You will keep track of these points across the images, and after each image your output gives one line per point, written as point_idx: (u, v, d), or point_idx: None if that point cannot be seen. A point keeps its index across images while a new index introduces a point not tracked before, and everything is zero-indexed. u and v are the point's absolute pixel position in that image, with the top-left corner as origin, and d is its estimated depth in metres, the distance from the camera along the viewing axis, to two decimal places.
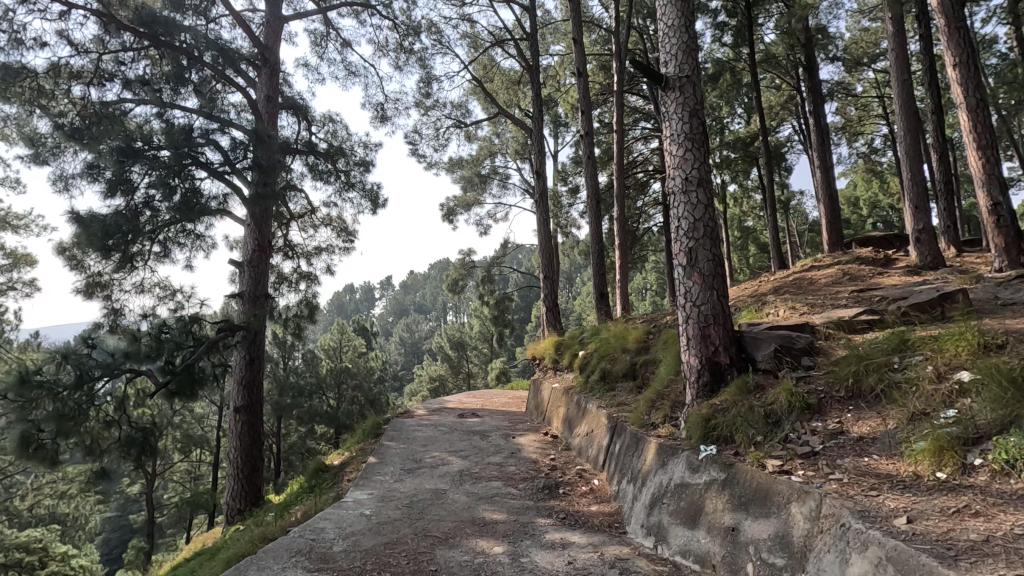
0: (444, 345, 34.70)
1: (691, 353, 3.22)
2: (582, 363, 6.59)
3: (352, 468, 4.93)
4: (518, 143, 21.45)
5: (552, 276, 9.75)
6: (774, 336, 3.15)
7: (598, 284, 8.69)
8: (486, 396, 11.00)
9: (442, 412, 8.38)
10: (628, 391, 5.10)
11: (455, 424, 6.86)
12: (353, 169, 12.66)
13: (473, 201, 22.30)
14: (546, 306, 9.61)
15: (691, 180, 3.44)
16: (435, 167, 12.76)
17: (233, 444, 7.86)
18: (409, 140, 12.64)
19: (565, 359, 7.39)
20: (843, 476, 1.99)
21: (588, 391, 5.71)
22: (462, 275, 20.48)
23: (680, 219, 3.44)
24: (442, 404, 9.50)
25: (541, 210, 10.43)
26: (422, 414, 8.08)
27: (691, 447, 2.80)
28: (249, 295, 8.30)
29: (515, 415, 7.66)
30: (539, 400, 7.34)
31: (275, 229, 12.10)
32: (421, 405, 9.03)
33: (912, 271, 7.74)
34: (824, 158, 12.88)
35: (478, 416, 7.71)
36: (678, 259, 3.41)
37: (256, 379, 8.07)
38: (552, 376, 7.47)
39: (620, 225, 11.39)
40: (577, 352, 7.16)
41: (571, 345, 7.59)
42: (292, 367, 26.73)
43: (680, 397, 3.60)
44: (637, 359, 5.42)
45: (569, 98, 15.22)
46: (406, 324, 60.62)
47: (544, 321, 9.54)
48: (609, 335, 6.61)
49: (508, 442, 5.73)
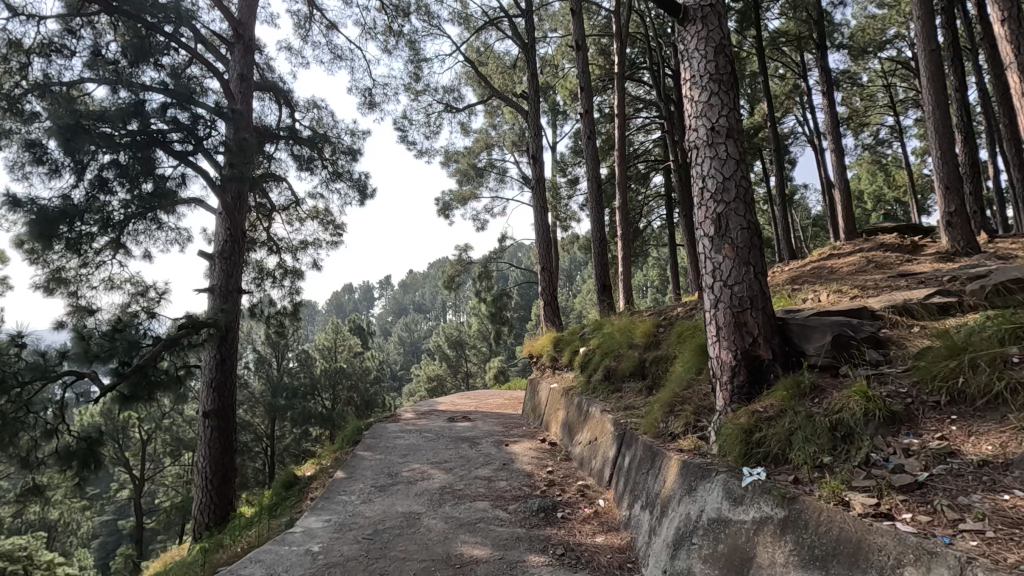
0: (442, 343, 34.09)
1: (722, 346, 2.54)
2: (584, 361, 5.91)
3: (317, 485, 4.26)
4: (515, 134, 20.77)
5: (551, 269, 9.06)
6: (827, 324, 2.48)
7: (600, 275, 8.02)
8: (482, 396, 10.31)
9: (431, 415, 7.71)
10: (637, 393, 4.43)
11: (443, 429, 6.17)
12: (338, 157, 12.12)
13: (470, 196, 21.66)
14: (544, 300, 8.92)
15: (718, 130, 2.75)
16: (426, 156, 12.08)
17: (202, 453, 7.17)
18: (399, 126, 11.95)
19: (564, 356, 6.70)
20: (985, 528, 1.31)
21: (591, 393, 5.03)
22: (459, 272, 19.80)
23: (705, 179, 2.76)
24: (433, 407, 8.83)
25: (537, 199, 9.69)
26: (409, 418, 7.41)
27: (729, 469, 2.13)
28: (220, 289, 7.64)
29: (510, 418, 6.98)
30: (536, 402, 6.68)
31: (257, 221, 11.44)
32: (409, 408, 8.35)
33: (944, 257, 7.06)
34: (837, 142, 12.16)
35: (470, 419, 7.04)
36: (703, 229, 2.74)
37: (228, 382, 7.42)
38: (550, 376, 6.78)
39: (622, 214, 10.68)
40: (578, 349, 6.47)
41: (572, 341, 6.91)
42: (286, 368, 26.10)
43: (705, 401, 2.93)
44: (646, 355, 4.75)
45: (567, 85, 14.56)
46: (405, 323, 60.01)
47: (542, 316, 8.85)
48: (613, 330, 5.92)
49: (500, 450, 5.07)
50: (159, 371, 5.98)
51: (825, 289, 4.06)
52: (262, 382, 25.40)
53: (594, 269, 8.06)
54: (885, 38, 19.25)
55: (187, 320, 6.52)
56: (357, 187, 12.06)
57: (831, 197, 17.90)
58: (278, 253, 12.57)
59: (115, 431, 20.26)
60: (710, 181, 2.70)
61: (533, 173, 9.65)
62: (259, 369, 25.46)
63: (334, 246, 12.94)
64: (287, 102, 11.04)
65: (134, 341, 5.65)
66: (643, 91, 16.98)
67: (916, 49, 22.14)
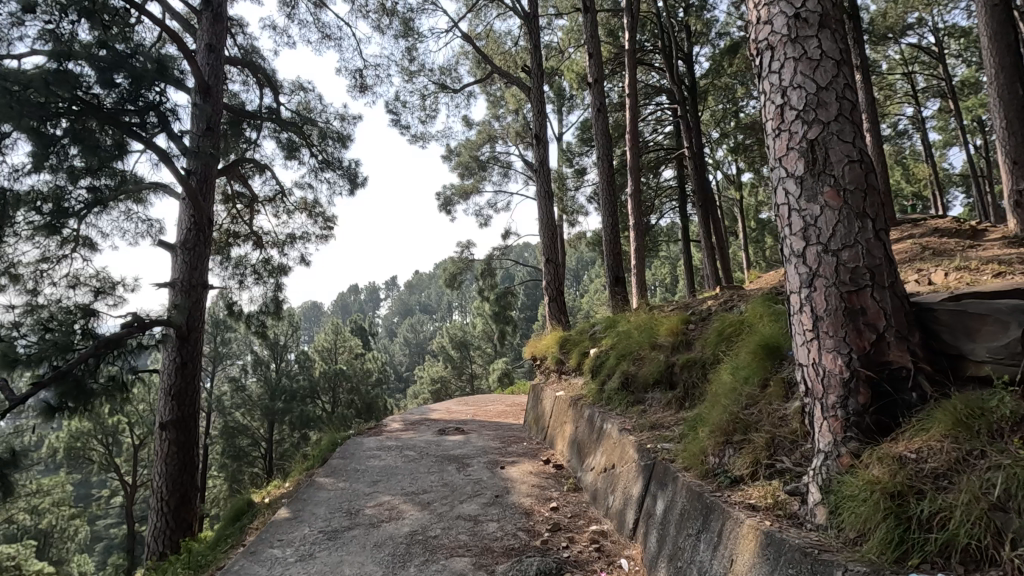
0: (445, 344, 33.25)
1: (824, 349, 1.60)
2: (596, 366, 4.97)
3: (259, 524, 3.36)
4: (518, 126, 19.81)
5: (557, 261, 8.06)
6: (1000, 312, 1.54)
7: (612, 266, 7.08)
8: (479, 402, 9.39)
9: (420, 426, 6.77)
10: (666, 405, 3.51)
11: (431, 445, 5.25)
12: (329, 145, 11.34)
13: (472, 190, 20.75)
14: (548, 296, 7.94)
15: (806, 17, 1.77)
16: (422, 141, 11.10)
17: (157, 470, 6.26)
18: (391, 109, 11.03)
19: (572, 360, 5.74)
20: None
21: (607, 402, 4.11)
22: (460, 269, 18.88)
23: (788, 90, 1.79)
24: (425, 415, 7.89)
25: (540, 183, 8.49)
26: (395, 430, 6.51)
27: (870, 568, 1.19)
28: (181, 284, 6.75)
29: (509, 431, 6.03)
30: (538, 412, 5.78)
31: (237, 213, 10.58)
32: (397, 417, 7.44)
33: (1015, 241, 6.04)
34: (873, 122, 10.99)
35: (463, 431, 6.13)
36: (786, 167, 1.78)
37: (189, 389, 6.54)
38: (557, 381, 5.84)
39: (634, 201, 9.72)
40: (589, 350, 5.51)
41: (580, 341, 5.99)
42: (285, 369, 25.34)
43: (781, 427, 1.99)
44: (674, 358, 3.82)
45: (574, 67, 13.59)
46: (410, 324, 59.18)
47: (546, 314, 7.90)
48: (632, 327, 4.97)
49: (494, 475, 4.14)
50: (95, 378, 5.16)
51: (917, 273, 3.09)
52: (259, 385, 24.63)
53: (607, 261, 7.08)
54: (907, 22, 18.17)
55: (133, 317, 5.64)
56: (347, 176, 11.25)
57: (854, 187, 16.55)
58: (264, 248, 11.72)
59: (107, 437, 19.56)
60: (796, 92, 1.75)
61: (536, 156, 8.52)
62: (256, 371, 24.68)
63: (325, 240, 12.12)
64: (270, 85, 10.23)
65: (66, 342, 4.90)
66: (654, 79, 16.00)
67: (943, 33, 20.92)
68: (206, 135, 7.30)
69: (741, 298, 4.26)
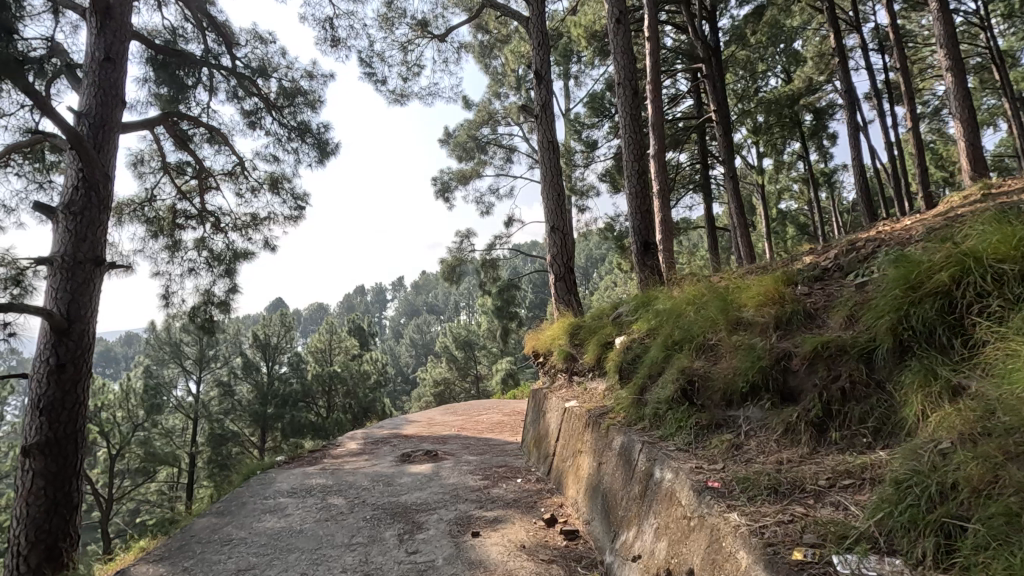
0: (449, 344, 31.54)
1: None
2: (631, 366, 3.21)
3: None
4: (522, 103, 18.02)
5: (564, 230, 6.26)
6: None
7: (639, 230, 5.17)
8: (472, 410, 7.58)
9: (380, 448, 4.98)
10: (792, 432, 1.78)
11: (376, 483, 3.48)
12: (299, 109, 9.75)
13: (471, 174, 19.04)
14: (554, 274, 6.15)
15: None
16: (403, 100, 9.30)
17: (14, 512, 4.54)
18: (366, 64, 9.27)
19: (586, 355, 3.94)
20: None
21: (657, 421, 2.37)
22: (459, 260, 17.21)
23: None
24: (396, 430, 6.11)
25: (542, 131, 6.60)
26: (348, 453, 4.74)
27: None
28: (61, 261, 5.02)
29: (500, 458, 4.26)
30: (541, 432, 4.00)
31: (182, 188, 8.89)
32: (358, 434, 5.69)
33: None
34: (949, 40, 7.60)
35: (437, 459, 4.34)
36: None
37: (68, 402, 4.82)
38: (568, 385, 4.06)
39: (657, 164, 7.88)
40: (613, 341, 3.72)
41: (600, 328, 4.18)
42: (276, 373, 23.80)
43: None
44: (788, 341, 2.05)
45: (583, 20, 11.74)
46: (417, 325, 57.38)
47: (551, 296, 6.10)
48: (685, 300, 3.20)
49: (455, 555, 2.35)
50: None
51: None
52: (249, 390, 23.09)
53: (631, 223, 5.25)
54: None
55: None
56: (319, 147, 9.68)
57: (915, 142, 13.82)
58: (222, 232, 10.05)
59: None
60: None
61: (536, 99, 6.68)
62: (247, 376, 23.14)
63: (294, 222, 10.43)
64: (219, 31, 8.57)
65: None
66: (674, 43, 14.18)
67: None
68: (102, 67, 5.56)
69: (883, 243, 2.48)
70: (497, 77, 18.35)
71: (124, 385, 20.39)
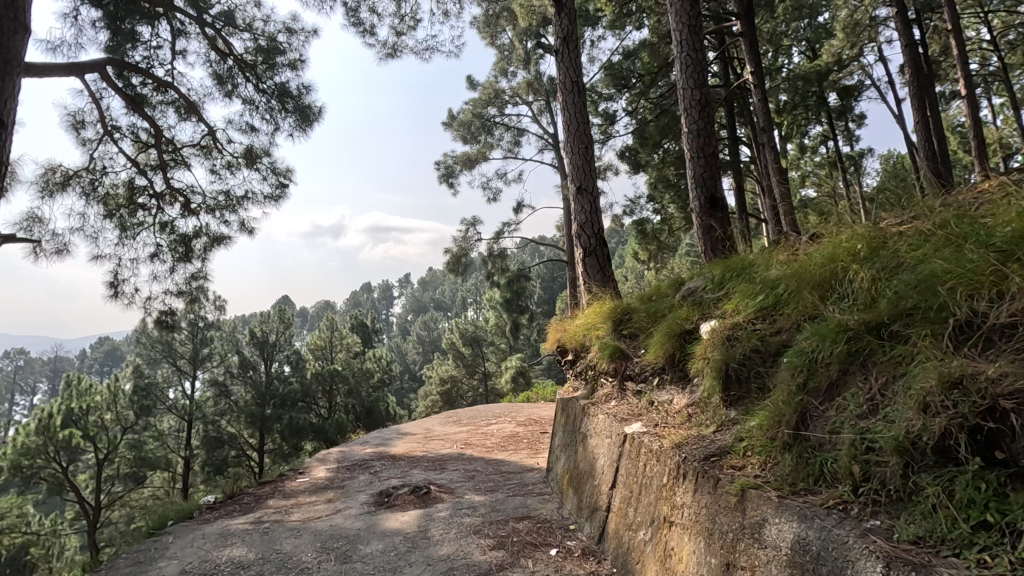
0: (455, 340, 30.22)
1: None
2: (748, 371, 1.91)
3: None
4: (530, 80, 16.62)
5: (594, 193, 4.94)
6: None
7: (703, 184, 3.81)
8: (481, 419, 6.26)
9: (355, 480, 3.69)
10: None
11: (323, 560, 2.19)
12: (280, 72, 8.50)
13: (476, 157, 17.69)
14: (581, 249, 4.81)
15: None
16: (395, 54, 7.94)
17: None
18: (353, 12, 7.90)
19: (649, 352, 2.63)
20: None
21: (896, 496, 1.07)
22: (465, 250, 15.90)
23: None
24: (384, 448, 4.82)
25: (563, 71, 5.23)
26: (309, 489, 3.45)
27: None
28: None
29: (518, 502, 2.93)
30: (580, 466, 2.70)
31: (141, 158, 7.64)
32: (333, 457, 4.40)
33: None
34: None
35: (427, 501, 3.04)
36: None
37: None
38: (618, 395, 2.76)
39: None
40: (696, 330, 2.41)
41: (665, 312, 2.85)
42: (274, 372, 22.63)
43: None
44: None
45: None
46: (424, 321, 56.04)
47: (580, 276, 4.77)
48: (839, 260, 1.90)
49: None
50: None
51: None
52: (246, 390, 21.95)
53: (689, 171, 3.88)
54: None
55: None
56: (301, 116, 8.45)
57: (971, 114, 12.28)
58: (194, 214, 8.84)
59: (63, 453, 16.98)
60: None
61: (555, 31, 5.28)
62: (243, 375, 21.94)
63: (276, 202, 9.20)
64: None
65: None
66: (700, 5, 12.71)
67: None
68: None
69: None
70: (503, 53, 16.99)
71: (112, 386, 19.30)
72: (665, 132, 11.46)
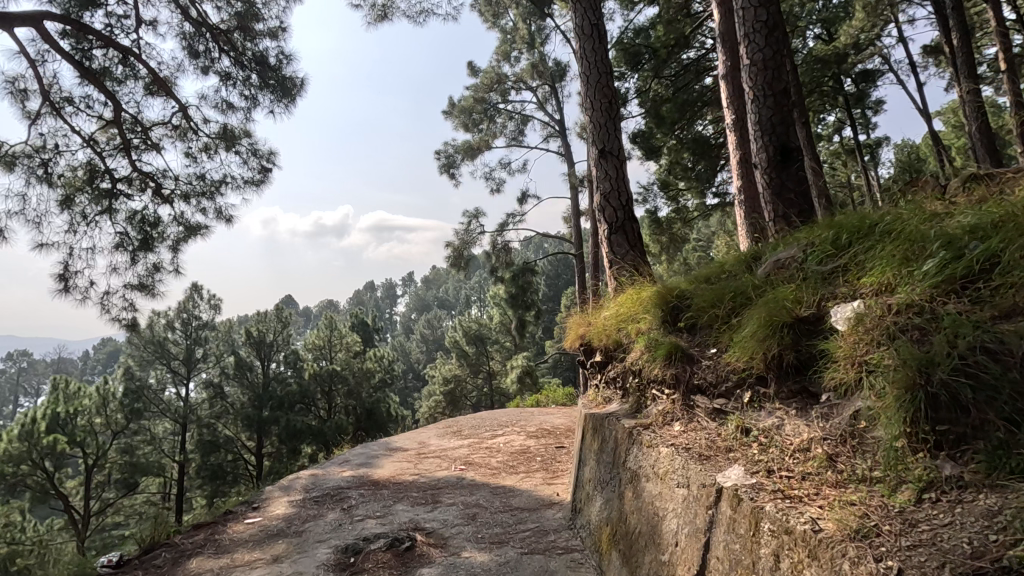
0: (459, 339, 29.30)
1: None
2: (974, 393, 1.04)
3: None
4: (535, 62, 15.68)
5: (620, 157, 4.06)
6: None
7: (772, 132, 2.91)
8: (486, 429, 5.40)
9: (320, 521, 2.84)
10: None
11: None
12: (258, 41, 7.64)
13: (478, 146, 16.81)
14: (606, 225, 3.94)
15: None
16: (387, 15, 7.03)
17: None
18: None
19: (734, 353, 1.77)
20: None
21: None
22: (468, 243, 15.03)
23: None
24: (369, 469, 3.97)
25: (579, 12, 4.31)
26: (255, 537, 2.60)
27: None
28: None
29: (536, 568, 2.06)
30: (632, 519, 1.81)
31: (102, 136, 6.81)
32: (303, 484, 3.56)
33: None
34: None
35: (407, 563, 2.17)
36: None
37: None
38: (682, 416, 1.90)
39: (728, 87, 5.76)
40: (819, 319, 1.54)
41: (749, 295, 1.96)
42: (272, 374, 21.87)
43: None
44: None
45: None
46: (428, 318, 55.10)
47: (606, 257, 3.89)
48: None
49: None
50: None
51: None
52: (243, 392, 21.20)
53: (751, 113, 3.00)
54: None
55: None
56: (282, 90, 7.60)
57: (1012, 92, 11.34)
58: (168, 201, 8.01)
59: (49, 459, 16.31)
60: None
61: None
62: (239, 376, 21.17)
63: (258, 188, 8.36)
64: None
65: None
66: None
67: None
68: None
69: None
70: (506, 36, 16.07)
71: (102, 389, 18.57)
72: (683, 110, 10.52)
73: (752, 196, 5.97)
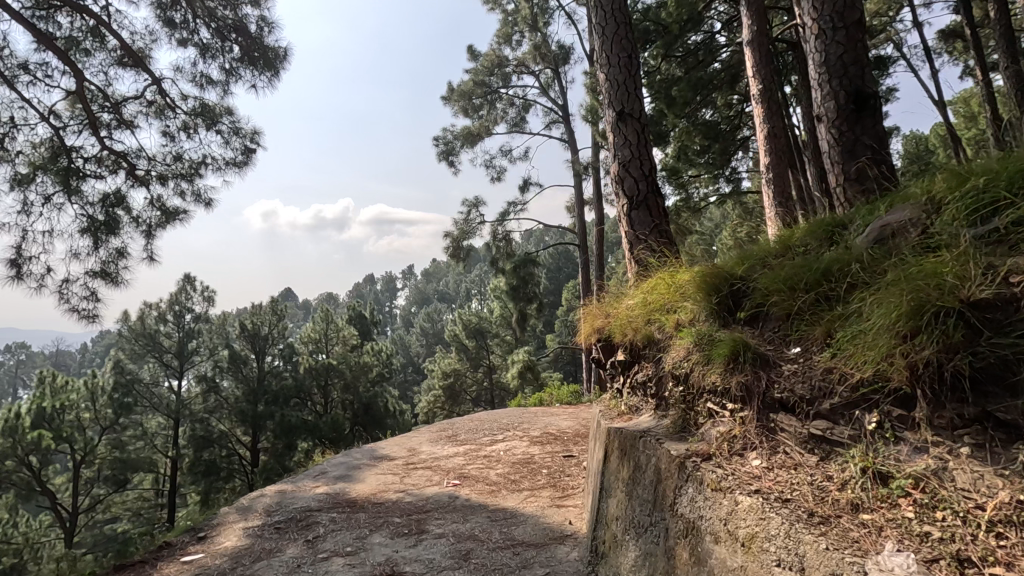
0: (459, 333, 28.68)
1: None
2: None
3: None
4: (537, 45, 15.01)
5: (642, 121, 3.47)
6: None
7: (842, 75, 2.32)
8: (484, 433, 4.83)
9: (276, 560, 2.27)
10: None
11: None
12: (239, 8, 7.02)
13: (478, 133, 16.17)
14: (626, 199, 3.36)
15: None
16: None
17: None
18: None
19: (857, 357, 1.19)
20: None
21: None
22: (467, 233, 14.42)
23: None
24: (348, 484, 3.41)
25: None
26: None
27: None
28: None
29: None
30: None
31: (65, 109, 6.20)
32: (267, 505, 3.00)
33: None
34: None
35: None
36: None
37: None
38: (760, 446, 1.33)
39: (755, 55, 5.21)
40: None
41: (859, 274, 1.39)
42: (268, 367, 21.22)
43: None
44: None
45: None
46: (427, 312, 54.35)
47: (625, 236, 3.32)
48: None
49: None
50: None
51: None
52: (236, 386, 20.42)
53: (814, 52, 2.43)
54: None
55: None
56: (265, 62, 7.00)
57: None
58: (143, 183, 7.41)
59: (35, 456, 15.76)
60: None
61: None
62: (233, 370, 20.47)
63: (241, 170, 7.77)
64: None
65: None
66: None
67: None
68: None
69: None
70: (507, 17, 15.38)
71: (90, 383, 18.02)
72: (697, 89, 9.81)
73: (781, 174, 5.39)
